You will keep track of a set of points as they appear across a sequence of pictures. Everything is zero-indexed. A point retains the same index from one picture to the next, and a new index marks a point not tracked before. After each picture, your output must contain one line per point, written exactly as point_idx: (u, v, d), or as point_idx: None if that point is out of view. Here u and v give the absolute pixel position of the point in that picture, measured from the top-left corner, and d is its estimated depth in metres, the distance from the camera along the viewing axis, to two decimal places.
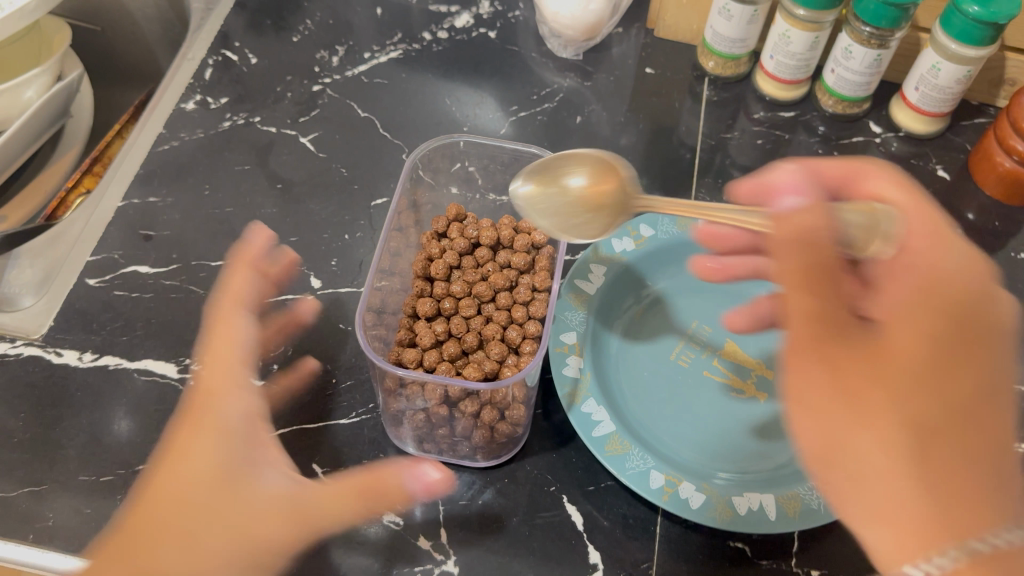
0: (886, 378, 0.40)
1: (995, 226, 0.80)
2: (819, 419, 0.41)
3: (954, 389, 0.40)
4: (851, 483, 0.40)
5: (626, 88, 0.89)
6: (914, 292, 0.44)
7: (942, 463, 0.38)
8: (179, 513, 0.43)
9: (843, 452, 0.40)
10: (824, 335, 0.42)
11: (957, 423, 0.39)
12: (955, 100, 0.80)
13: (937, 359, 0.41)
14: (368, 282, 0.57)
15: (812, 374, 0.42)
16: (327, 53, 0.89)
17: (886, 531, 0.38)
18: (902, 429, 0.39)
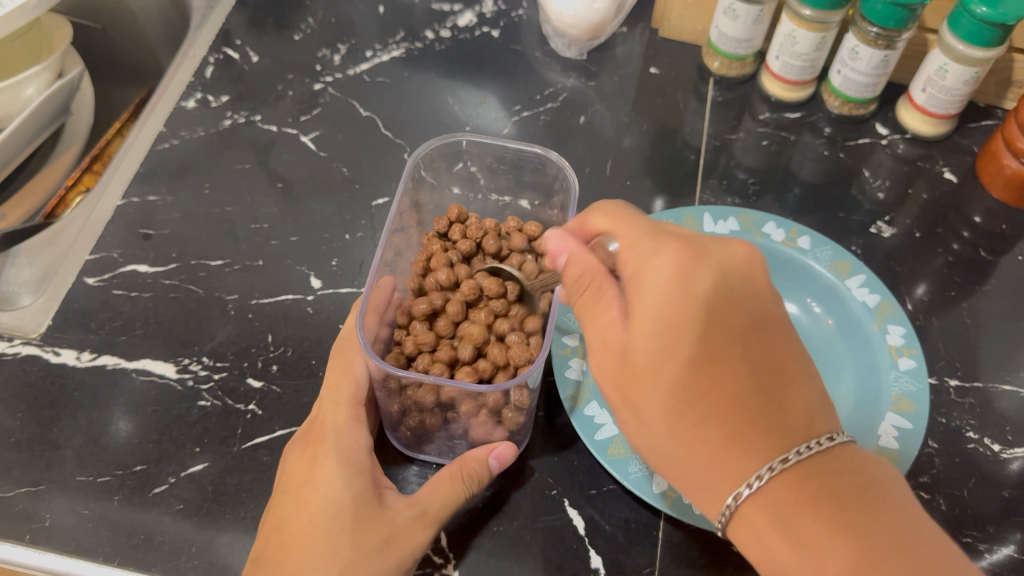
0: (636, 381, 0.45)
1: (1002, 229, 0.80)
2: (630, 422, 0.48)
3: (678, 367, 0.44)
4: (666, 465, 0.46)
5: (630, 88, 0.88)
6: (647, 288, 0.46)
7: (690, 436, 0.44)
8: (331, 544, 0.50)
9: (648, 445, 0.47)
10: (605, 358, 0.48)
11: (694, 395, 0.44)
12: (962, 102, 0.79)
13: (665, 347, 0.44)
14: (369, 281, 0.56)
15: (610, 385, 0.48)
16: (329, 51, 0.88)
17: (697, 495, 0.45)
18: (663, 416, 0.44)
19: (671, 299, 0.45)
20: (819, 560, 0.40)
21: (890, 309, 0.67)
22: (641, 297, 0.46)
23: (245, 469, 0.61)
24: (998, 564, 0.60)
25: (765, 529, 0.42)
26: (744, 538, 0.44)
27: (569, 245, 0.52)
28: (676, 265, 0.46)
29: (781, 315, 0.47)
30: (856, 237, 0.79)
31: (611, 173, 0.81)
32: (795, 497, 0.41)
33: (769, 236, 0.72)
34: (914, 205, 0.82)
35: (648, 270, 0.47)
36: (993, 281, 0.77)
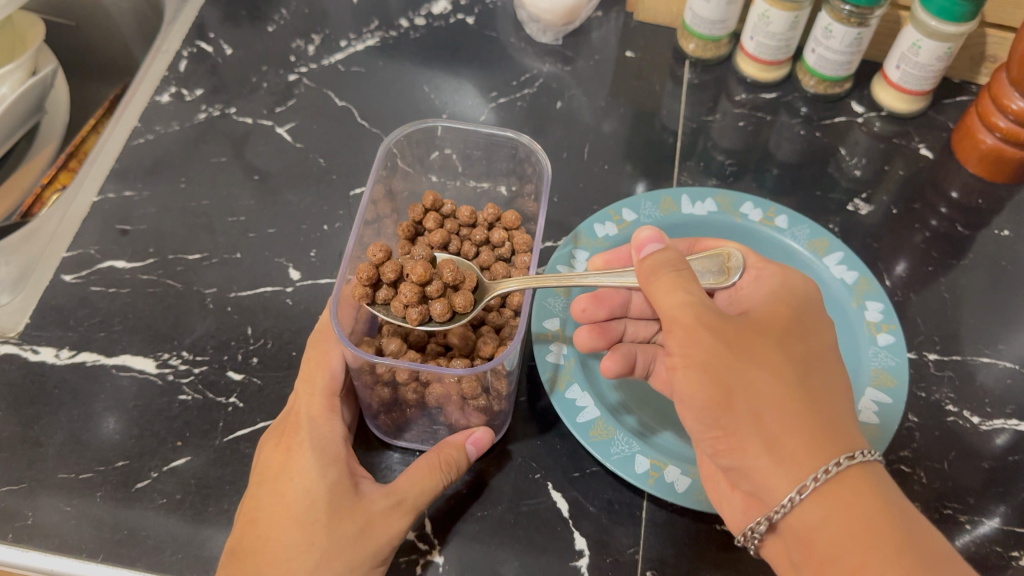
0: (758, 340, 0.50)
1: (979, 203, 0.80)
2: (718, 370, 0.48)
3: (804, 349, 0.51)
4: (755, 417, 0.46)
5: (606, 73, 0.88)
6: (772, 296, 0.56)
7: (809, 399, 0.48)
8: (306, 534, 0.51)
9: (740, 392, 0.47)
10: (706, 314, 0.50)
11: (815, 373, 0.50)
12: (937, 77, 0.80)
13: (793, 332, 0.52)
14: (341, 272, 0.56)
15: (711, 336, 0.49)
16: (303, 42, 0.88)
17: (779, 452, 0.46)
18: (783, 375, 0.48)
19: (801, 309, 0.55)
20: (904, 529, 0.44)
21: (868, 286, 0.67)
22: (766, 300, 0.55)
23: (228, 461, 0.61)
24: (979, 534, 0.60)
25: (857, 495, 0.45)
26: (820, 504, 0.45)
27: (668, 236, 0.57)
28: (806, 287, 0.57)
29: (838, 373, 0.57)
30: (834, 215, 0.80)
31: (589, 157, 0.81)
32: (882, 486, 0.46)
33: (747, 216, 0.72)
34: (891, 181, 0.82)
35: (771, 287, 0.57)
36: (970, 255, 0.77)
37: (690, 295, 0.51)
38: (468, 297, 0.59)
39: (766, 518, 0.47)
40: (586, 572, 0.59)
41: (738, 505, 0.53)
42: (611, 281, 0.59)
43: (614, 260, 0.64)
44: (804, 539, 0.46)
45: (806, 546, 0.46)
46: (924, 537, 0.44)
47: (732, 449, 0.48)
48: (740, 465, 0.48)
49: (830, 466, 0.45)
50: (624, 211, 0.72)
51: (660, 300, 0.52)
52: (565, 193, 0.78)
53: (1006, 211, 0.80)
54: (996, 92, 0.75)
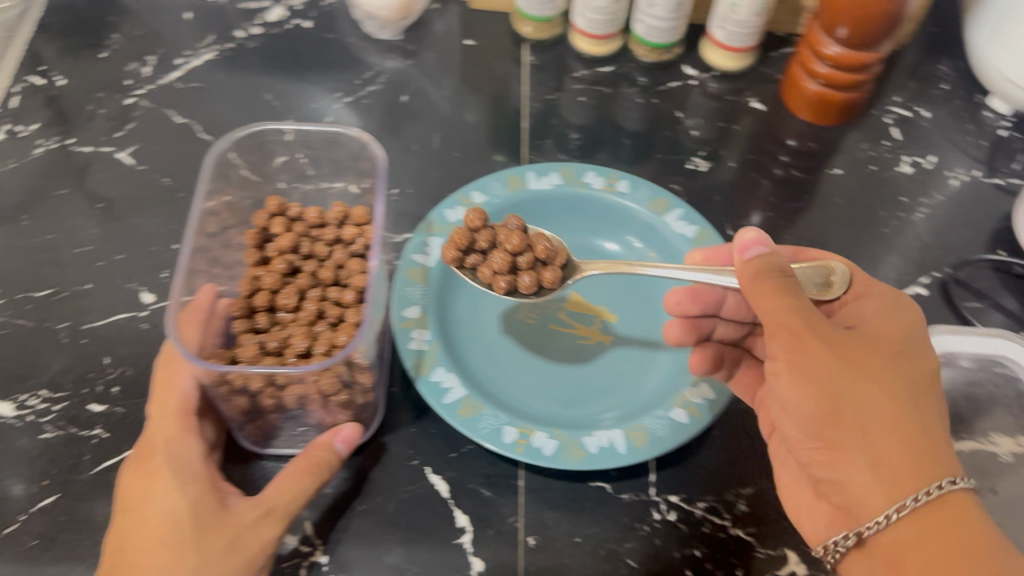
0: (870, 354, 0.49)
1: (811, 147, 0.85)
2: (831, 382, 0.48)
3: (916, 369, 0.50)
4: (860, 432, 0.47)
5: (448, 63, 0.90)
6: (880, 312, 0.54)
7: (918, 417, 0.47)
8: (173, 555, 0.50)
9: (849, 406, 0.47)
10: (821, 325, 0.50)
11: (925, 395, 0.49)
12: (756, 32, 0.84)
13: (907, 353, 0.51)
14: (176, 289, 0.56)
15: (823, 349, 0.49)
16: (138, 64, 0.86)
17: (880, 470, 0.46)
18: (892, 395, 0.48)
19: (913, 329, 0.53)
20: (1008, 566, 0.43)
21: (708, 237, 0.70)
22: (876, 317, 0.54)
23: (98, 493, 0.60)
24: None
25: (958, 522, 0.44)
26: (916, 525, 0.45)
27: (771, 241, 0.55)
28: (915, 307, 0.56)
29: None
30: (680, 175, 0.83)
31: (440, 146, 0.83)
32: (980, 515, 0.45)
33: (590, 184, 0.74)
34: (730, 136, 0.86)
35: (876, 304, 0.56)
36: (807, 196, 0.82)
37: (803, 305, 0.50)
38: (556, 274, 0.65)
39: (854, 533, 0.48)
40: (470, 547, 0.60)
41: (823, 516, 0.53)
42: (708, 277, 0.60)
43: (713, 255, 0.66)
44: (894, 559, 0.46)
45: (895, 566, 0.46)
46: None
47: (834, 461, 0.48)
48: (838, 478, 0.48)
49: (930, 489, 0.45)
50: (473, 194, 0.73)
51: (763, 309, 0.51)
52: (418, 183, 0.80)
53: (837, 151, 0.85)
54: (813, 42, 0.79)
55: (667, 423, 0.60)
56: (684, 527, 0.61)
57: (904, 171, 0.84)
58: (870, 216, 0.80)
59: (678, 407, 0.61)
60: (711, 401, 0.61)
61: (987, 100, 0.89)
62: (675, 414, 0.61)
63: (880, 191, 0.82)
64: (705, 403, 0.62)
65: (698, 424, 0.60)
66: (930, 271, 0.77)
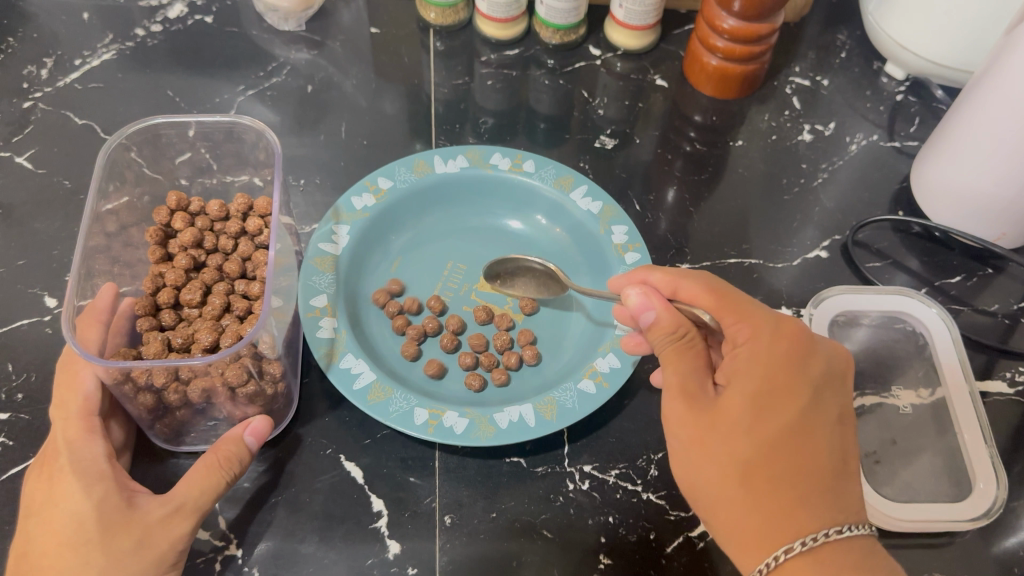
0: (718, 427, 0.48)
1: (716, 121, 0.87)
2: (686, 466, 0.49)
3: (776, 427, 0.48)
4: (715, 508, 0.48)
5: (354, 52, 0.90)
6: (756, 350, 0.50)
7: (768, 483, 0.46)
8: (80, 558, 0.49)
9: (702, 485, 0.48)
10: (679, 398, 0.49)
11: (780, 458, 0.47)
12: (656, 9, 0.85)
13: (769, 405, 0.48)
14: (68, 292, 0.54)
15: (678, 430, 0.49)
16: (34, 66, 0.84)
17: (740, 545, 0.47)
18: (737, 469, 0.47)
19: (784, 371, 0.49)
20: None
21: (613, 212, 0.71)
22: (745, 358, 0.50)
23: (3, 502, 0.59)
24: None
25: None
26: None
27: (655, 300, 0.53)
28: (794, 337, 0.51)
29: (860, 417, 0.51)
30: (589, 154, 0.84)
31: (347, 136, 0.83)
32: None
33: (497, 166, 0.75)
34: (637, 114, 0.88)
35: (748, 338, 0.51)
36: (713, 169, 0.83)
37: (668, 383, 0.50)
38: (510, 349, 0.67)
39: None
40: (386, 530, 0.60)
41: None
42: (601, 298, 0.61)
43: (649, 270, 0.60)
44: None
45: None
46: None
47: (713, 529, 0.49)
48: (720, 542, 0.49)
49: (769, 563, 0.45)
50: (380, 180, 0.73)
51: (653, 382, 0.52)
52: (326, 174, 0.79)
53: (741, 123, 0.87)
54: (709, 17, 0.81)
55: (576, 395, 0.61)
56: (598, 496, 0.62)
57: (805, 139, 0.86)
58: (774, 185, 0.82)
59: (586, 378, 0.62)
60: (619, 370, 0.62)
61: (883, 66, 0.91)
62: (584, 386, 0.62)
63: (783, 160, 0.84)
64: (614, 371, 0.62)
65: (607, 394, 0.61)
66: (832, 235, 0.79)
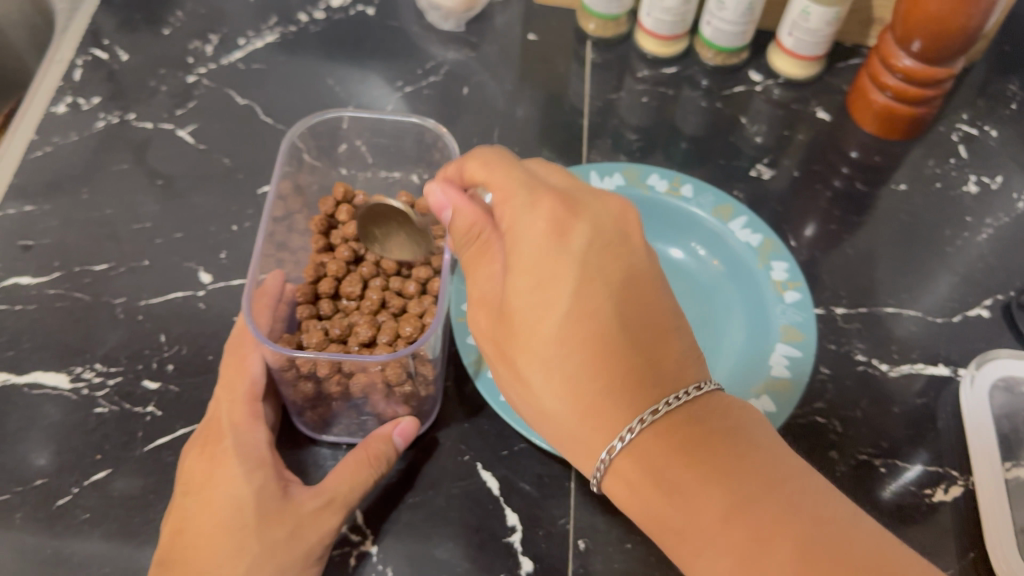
0: (513, 343, 0.46)
1: (877, 161, 0.84)
2: (504, 381, 0.49)
3: (548, 321, 0.45)
4: (541, 423, 0.48)
5: (510, 57, 0.89)
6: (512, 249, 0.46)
7: (563, 385, 0.45)
8: (235, 543, 0.49)
9: (524, 405, 0.49)
10: (486, 313, 0.49)
11: (568, 353, 0.44)
12: (827, 41, 0.83)
13: (549, 298, 0.45)
14: (252, 271, 0.55)
15: (488, 343, 0.49)
16: (201, 42, 0.86)
17: (574, 455, 0.47)
18: (530, 379, 0.46)
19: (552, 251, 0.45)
20: (694, 505, 0.41)
21: (773, 246, 0.70)
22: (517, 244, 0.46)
23: (150, 471, 0.59)
24: (905, 485, 0.63)
25: (642, 478, 0.43)
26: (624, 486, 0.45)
27: (451, 198, 0.51)
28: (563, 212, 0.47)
29: (651, 268, 0.49)
30: (741, 182, 0.82)
31: (499, 141, 0.82)
32: (668, 457, 0.43)
33: (654, 187, 0.74)
34: (793, 145, 0.85)
35: (510, 222, 0.47)
36: (871, 211, 0.80)
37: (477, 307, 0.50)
38: None
39: None
40: (519, 546, 0.59)
41: None
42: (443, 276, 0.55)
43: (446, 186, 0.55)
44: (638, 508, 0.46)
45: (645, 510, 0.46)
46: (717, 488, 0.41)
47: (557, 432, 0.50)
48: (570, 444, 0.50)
49: (599, 467, 0.45)
50: None
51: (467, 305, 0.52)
52: None
53: (903, 166, 0.83)
54: (884, 54, 0.77)
55: None
56: None
57: (970, 190, 0.82)
58: (934, 234, 0.79)
59: None
60: (774, 413, 0.59)
61: None
62: None
63: (945, 209, 0.81)
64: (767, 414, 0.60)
65: None
66: (995, 294, 0.75)
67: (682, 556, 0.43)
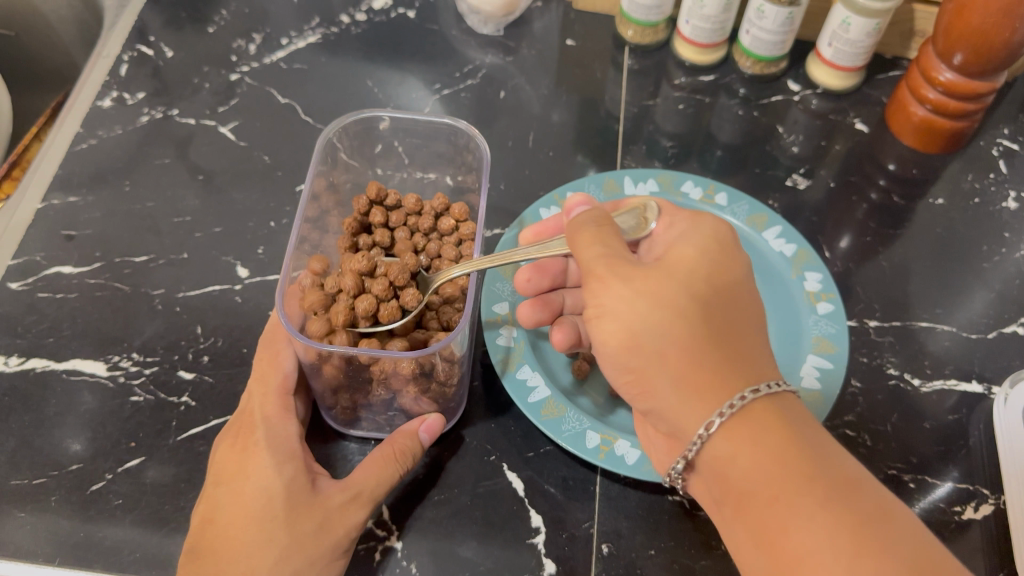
0: (674, 279, 0.47)
1: (914, 174, 0.83)
2: (624, 313, 0.46)
3: (720, 280, 0.48)
4: (662, 359, 0.45)
5: (548, 62, 0.90)
6: (686, 231, 0.51)
7: (721, 325, 0.46)
8: (264, 532, 0.50)
9: (645, 338, 0.45)
10: (623, 257, 0.48)
11: (727, 306, 0.47)
12: (867, 53, 0.82)
13: (719, 263, 0.49)
14: (285, 267, 0.56)
15: (621, 276, 0.47)
16: (244, 41, 0.88)
17: (690, 398, 0.44)
18: (687, 305, 0.45)
19: (727, 232, 0.51)
20: (822, 465, 0.42)
21: (807, 257, 0.70)
22: (691, 228, 0.52)
23: (183, 460, 0.61)
24: (936, 502, 0.62)
25: (769, 428, 0.43)
26: (732, 440, 0.43)
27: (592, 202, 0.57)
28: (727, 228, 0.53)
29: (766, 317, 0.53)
30: (777, 191, 0.82)
31: (534, 145, 0.82)
32: (798, 426, 0.44)
33: (688, 194, 0.74)
34: (830, 155, 0.85)
35: (687, 220, 0.53)
36: (908, 224, 0.80)
37: (605, 248, 0.48)
38: None
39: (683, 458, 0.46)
40: (543, 548, 0.60)
41: (665, 448, 0.54)
42: (535, 252, 0.56)
43: (545, 231, 0.64)
44: (720, 474, 0.44)
45: (723, 480, 0.44)
46: (838, 467, 0.42)
47: (646, 389, 0.47)
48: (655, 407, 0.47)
49: (733, 405, 0.43)
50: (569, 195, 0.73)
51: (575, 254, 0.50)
52: (511, 179, 0.79)
53: (941, 180, 0.83)
54: (924, 66, 0.77)
55: None
56: None
57: (1009, 206, 0.81)
58: (971, 249, 0.78)
59: None
60: None
61: None
62: None
63: (983, 225, 0.80)
64: None
65: None
66: None
67: (781, 518, 0.40)
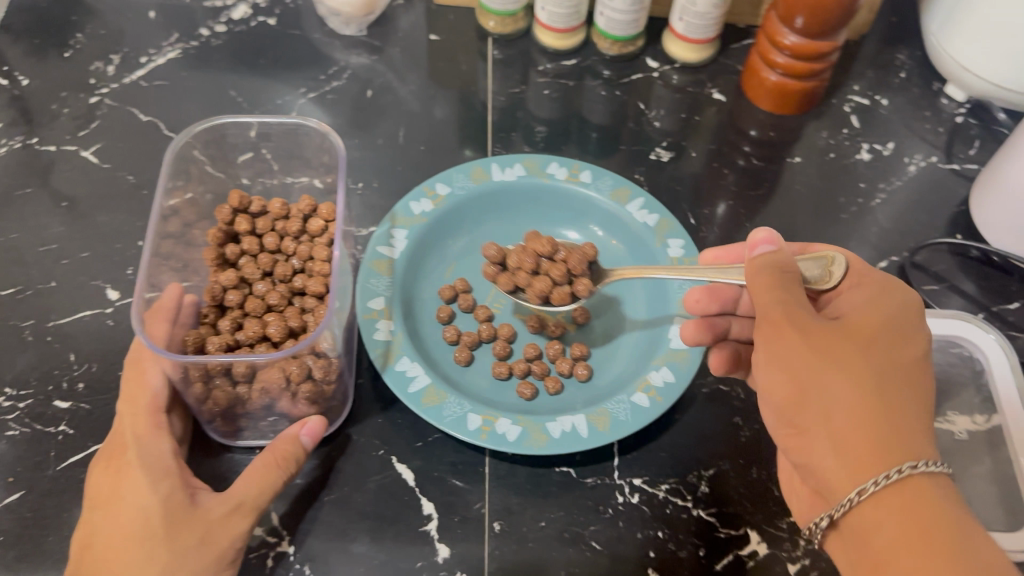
0: (852, 345, 0.47)
1: (773, 136, 0.87)
2: (794, 368, 0.46)
3: (903, 354, 0.47)
4: (829, 421, 0.45)
5: (413, 58, 0.90)
6: (868, 299, 0.51)
7: (896, 399, 0.45)
8: (143, 551, 0.50)
9: (813, 396, 0.45)
10: (799, 313, 0.48)
11: (907, 380, 0.46)
12: (717, 23, 0.85)
13: (901, 336, 0.48)
14: (139, 287, 0.55)
15: (793, 334, 0.47)
16: (102, 63, 0.86)
17: (845, 463, 0.44)
18: (866, 373, 0.45)
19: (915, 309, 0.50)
20: (965, 555, 0.40)
21: (669, 225, 0.72)
22: (874, 300, 0.51)
23: (64, 488, 0.60)
24: None
25: (919, 505, 0.42)
26: (882, 509, 0.42)
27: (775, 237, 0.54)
28: (909, 294, 0.51)
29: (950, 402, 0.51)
30: (644, 165, 0.84)
31: (405, 141, 0.83)
32: (958, 514, 0.42)
33: (554, 175, 0.76)
34: (693, 126, 0.87)
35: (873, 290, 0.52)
36: (770, 183, 0.83)
37: (784, 296, 0.49)
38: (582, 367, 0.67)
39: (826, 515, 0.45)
40: (436, 534, 0.61)
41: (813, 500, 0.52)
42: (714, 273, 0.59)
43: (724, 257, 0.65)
44: (860, 539, 0.43)
45: (863, 547, 0.43)
46: (985, 557, 0.40)
47: (803, 445, 0.46)
48: (808, 464, 0.46)
49: (884, 478, 0.42)
50: (438, 186, 0.74)
51: (755, 299, 0.50)
52: (382, 177, 0.80)
53: (799, 139, 0.86)
54: (769, 32, 0.80)
55: (629, 407, 0.62)
56: (648, 510, 0.62)
57: (863, 158, 0.85)
58: (830, 203, 0.82)
59: (640, 391, 0.62)
60: (672, 385, 0.63)
61: (942, 87, 0.90)
62: (637, 399, 0.62)
63: (839, 178, 0.83)
64: (666, 386, 0.63)
65: (659, 408, 0.61)
66: (888, 256, 0.78)
67: None
